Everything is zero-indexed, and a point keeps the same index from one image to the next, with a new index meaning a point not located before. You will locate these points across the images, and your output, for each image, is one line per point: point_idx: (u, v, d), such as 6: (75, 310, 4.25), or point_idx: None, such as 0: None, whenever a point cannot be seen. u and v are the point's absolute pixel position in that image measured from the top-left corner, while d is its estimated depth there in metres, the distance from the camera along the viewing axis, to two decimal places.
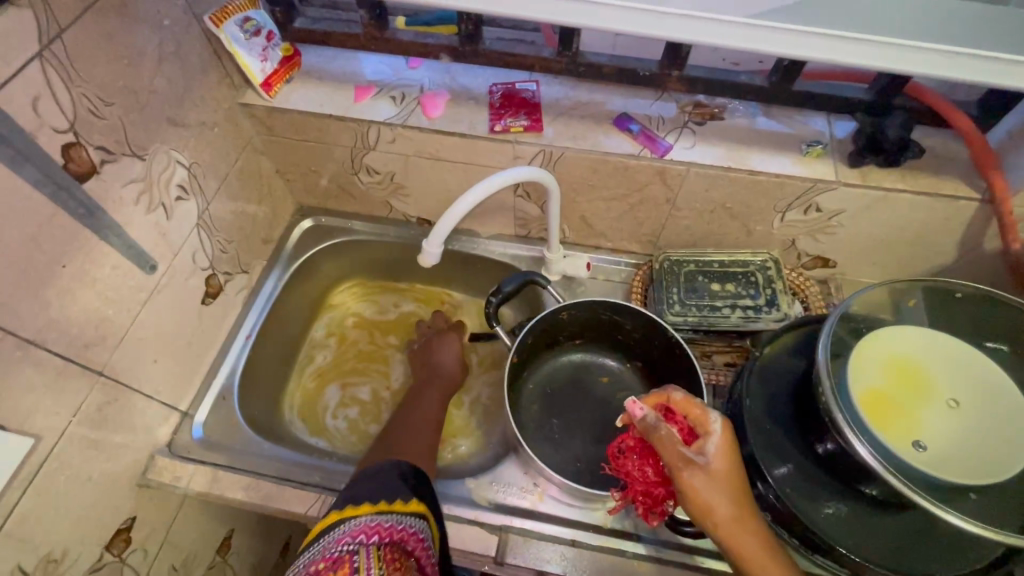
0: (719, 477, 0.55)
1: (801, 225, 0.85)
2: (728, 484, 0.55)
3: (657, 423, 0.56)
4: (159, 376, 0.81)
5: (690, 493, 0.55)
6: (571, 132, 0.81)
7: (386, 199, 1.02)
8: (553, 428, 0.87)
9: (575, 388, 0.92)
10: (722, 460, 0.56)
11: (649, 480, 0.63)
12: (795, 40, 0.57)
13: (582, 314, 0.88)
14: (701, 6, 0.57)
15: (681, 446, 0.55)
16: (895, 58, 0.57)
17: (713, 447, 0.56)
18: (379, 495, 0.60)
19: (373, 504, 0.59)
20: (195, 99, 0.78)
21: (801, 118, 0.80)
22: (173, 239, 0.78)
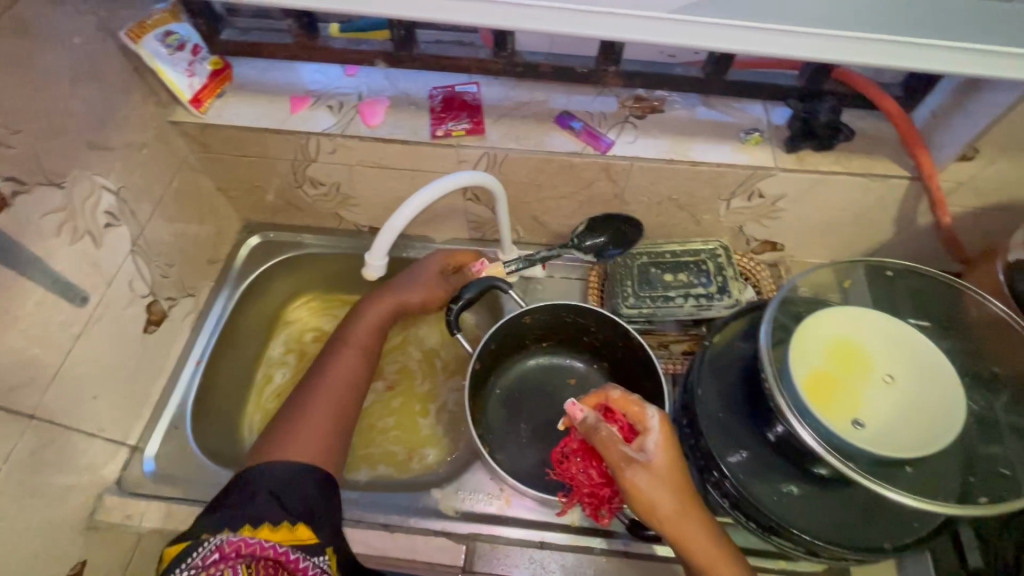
0: (660, 472, 0.56)
1: (746, 212, 0.87)
2: (670, 479, 0.56)
3: (596, 424, 0.58)
4: (101, 412, 0.77)
5: (634, 492, 0.56)
6: (514, 133, 0.81)
7: (335, 210, 1.00)
8: (520, 432, 0.87)
9: (541, 391, 0.91)
10: (664, 456, 0.57)
11: (592, 480, 0.66)
12: (723, 33, 0.58)
13: (547, 317, 0.87)
14: (624, 3, 0.57)
15: (621, 445, 0.57)
16: (817, 46, 0.58)
17: (654, 444, 0.57)
18: (261, 518, 0.62)
19: (252, 527, 0.61)
20: (120, 120, 0.75)
21: (739, 106, 0.81)
22: (105, 269, 0.75)
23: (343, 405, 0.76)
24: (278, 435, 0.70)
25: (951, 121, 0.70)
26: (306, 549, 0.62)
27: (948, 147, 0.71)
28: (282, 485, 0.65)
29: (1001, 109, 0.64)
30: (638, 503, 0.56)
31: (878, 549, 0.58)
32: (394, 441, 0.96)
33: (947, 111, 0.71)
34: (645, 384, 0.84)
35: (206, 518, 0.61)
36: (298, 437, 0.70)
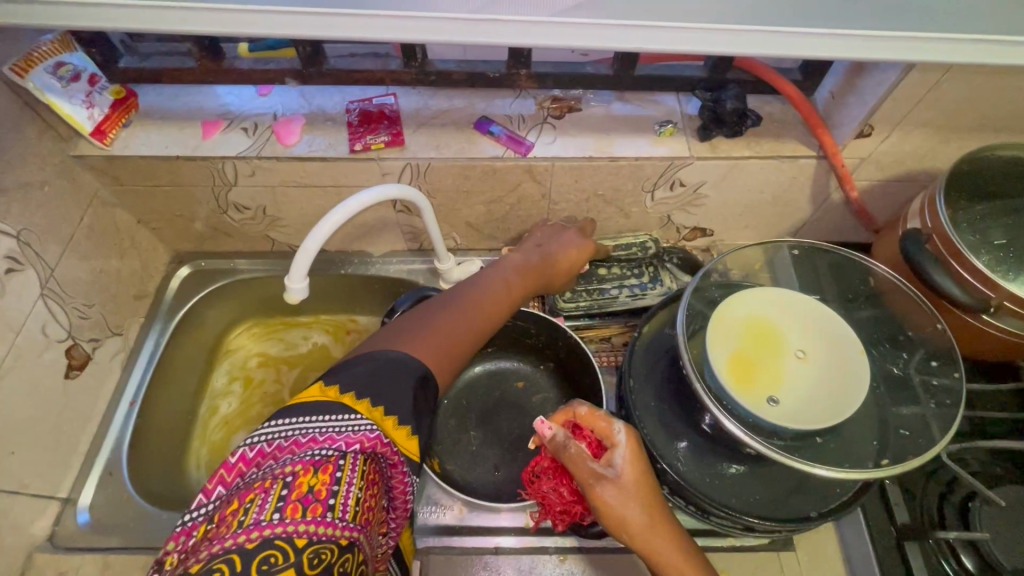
0: (630, 487, 0.55)
1: (671, 202, 0.89)
2: (640, 493, 0.55)
3: (565, 441, 0.56)
4: (22, 467, 0.73)
5: (602, 508, 0.55)
6: (434, 141, 0.81)
7: (264, 232, 0.97)
8: (471, 440, 0.86)
9: (490, 398, 0.90)
10: (632, 471, 0.56)
11: (563, 498, 0.66)
12: (612, 34, 0.57)
13: None
14: (511, 8, 0.56)
15: (589, 460, 0.55)
16: (710, 42, 0.58)
17: (621, 459, 0.56)
18: (391, 406, 0.52)
19: (383, 413, 0.51)
20: (12, 159, 0.71)
21: (653, 99, 0.83)
22: (9, 316, 0.71)
23: (476, 331, 0.64)
24: (400, 334, 0.59)
25: (846, 100, 0.74)
26: (410, 465, 0.53)
27: (847, 125, 0.75)
28: (405, 383, 0.54)
29: (887, 87, 0.68)
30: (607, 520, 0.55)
31: (806, 518, 0.60)
32: None
33: (842, 92, 0.75)
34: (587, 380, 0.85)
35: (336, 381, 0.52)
36: (424, 338, 0.59)
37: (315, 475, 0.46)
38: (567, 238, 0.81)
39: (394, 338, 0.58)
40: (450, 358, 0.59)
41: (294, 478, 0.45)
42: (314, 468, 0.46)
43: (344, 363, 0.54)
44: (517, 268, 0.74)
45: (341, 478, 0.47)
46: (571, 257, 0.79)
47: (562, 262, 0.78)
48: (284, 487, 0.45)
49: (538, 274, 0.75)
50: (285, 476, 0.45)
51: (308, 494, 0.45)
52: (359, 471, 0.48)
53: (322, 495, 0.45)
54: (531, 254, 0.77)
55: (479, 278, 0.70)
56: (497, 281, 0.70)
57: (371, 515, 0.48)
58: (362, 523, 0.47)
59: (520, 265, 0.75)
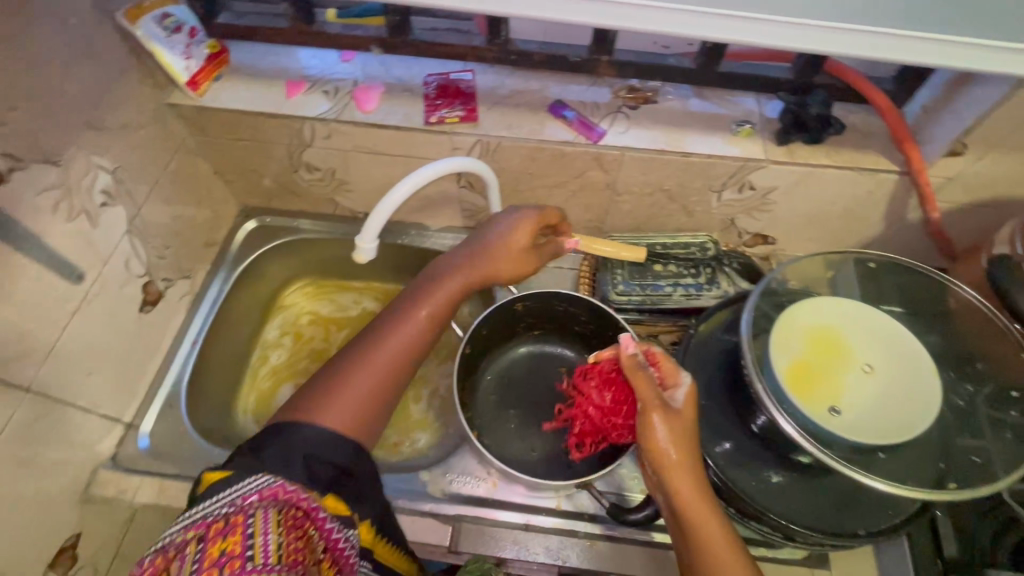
0: (683, 425, 0.56)
1: (737, 204, 0.87)
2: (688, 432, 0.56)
3: (641, 364, 0.58)
4: (96, 389, 0.79)
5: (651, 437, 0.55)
6: (507, 121, 0.81)
7: (330, 195, 1.01)
8: (509, 419, 0.87)
9: (531, 380, 0.91)
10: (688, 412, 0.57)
11: (604, 405, 0.70)
12: (710, 23, 0.57)
13: (537, 306, 0.89)
14: None
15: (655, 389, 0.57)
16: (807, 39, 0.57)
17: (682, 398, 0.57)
18: (297, 467, 0.56)
19: (293, 472, 0.55)
20: (116, 100, 0.75)
21: (732, 98, 0.82)
22: (101, 247, 0.76)
23: (400, 372, 0.66)
24: (323, 387, 0.63)
25: (940, 115, 0.71)
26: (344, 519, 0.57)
27: (936, 142, 0.72)
28: (319, 449, 0.58)
29: (988, 105, 0.65)
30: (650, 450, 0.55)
31: (852, 534, 0.60)
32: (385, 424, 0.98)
33: (938, 106, 0.71)
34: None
35: (241, 456, 0.56)
36: (341, 396, 0.62)
37: (225, 539, 0.50)
38: (509, 235, 0.73)
39: (316, 397, 0.62)
40: (370, 405, 0.63)
41: (206, 547, 0.50)
42: (222, 535, 0.51)
43: (267, 437, 0.58)
44: (444, 286, 0.72)
45: (254, 532, 0.51)
46: (512, 264, 0.74)
47: (500, 269, 0.74)
48: (197, 558, 0.50)
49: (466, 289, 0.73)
50: (198, 548, 0.50)
51: (220, 556, 0.49)
52: (274, 522, 0.52)
53: (236, 552, 0.49)
54: (464, 265, 0.74)
55: (396, 311, 0.70)
56: (413, 311, 0.70)
57: (301, 556, 0.52)
58: (290, 563, 0.50)
59: (450, 279, 0.73)
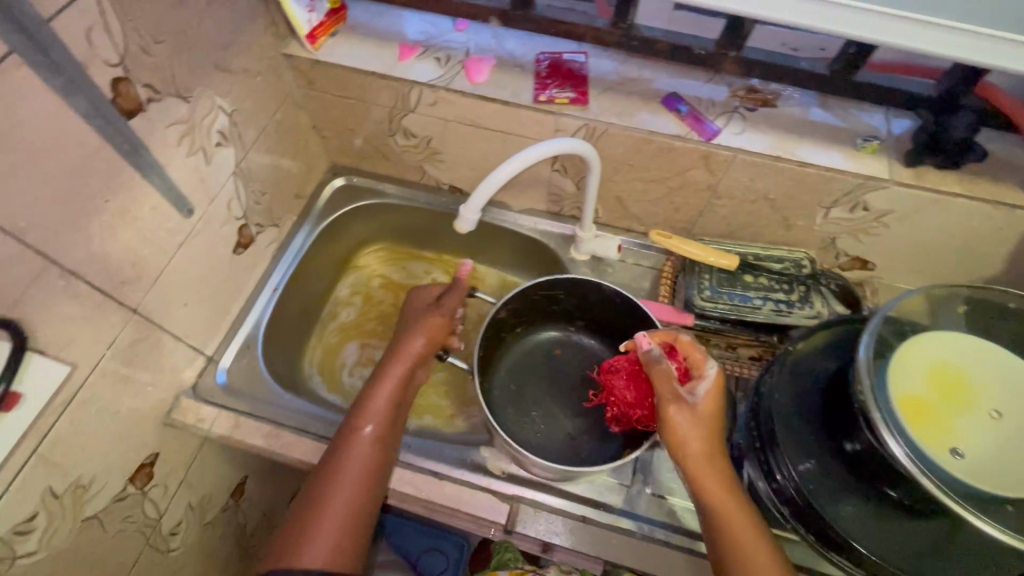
0: (703, 414, 0.64)
1: (844, 224, 0.83)
2: (709, 423, 0.64)
3: (658, 358, 0.66)
4: (188, 320, 0.82)
5: (673, 426, 0.63)
6: (617, 108, 0.79)
7: (420, 163, 1.01)
8: (534, 421, 0.88)
9: (551, 375, 0.93)
10: (709, 403, 0.64)
11: (626, 399, 0.76)
12: (861, 20, 0.55)
13: (517, 302, 0.89)
14: None
15: (674, 384, 0.65)
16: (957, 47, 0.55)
17: (703, 389, 0.64)
18: None
19: None
20: (242, 45, 0.77)
21: (857, 112, 0.78)
22: (211, 185, 0.78)
23: (365, 490, 0.66)
24: (288, 542, 0.62)
25: None
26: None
27: None
28: None
29: None
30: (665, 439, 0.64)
31: None
32: (444, 396, 0.99)
33: None
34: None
35: None
36: (312, 542, 0.61)
37: None
38: (416, 335, 0.80)
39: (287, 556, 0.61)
40: (340, 535, 0.63)
41: None
42: None
43: None
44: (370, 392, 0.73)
45: None
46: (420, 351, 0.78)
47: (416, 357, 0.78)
48: None
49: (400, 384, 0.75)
50: None
51: None
52: None
53: None
54: (386, 366, 0.76)
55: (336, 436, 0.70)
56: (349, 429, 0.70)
57: None
58: None
59: (377, 385, 0.74)
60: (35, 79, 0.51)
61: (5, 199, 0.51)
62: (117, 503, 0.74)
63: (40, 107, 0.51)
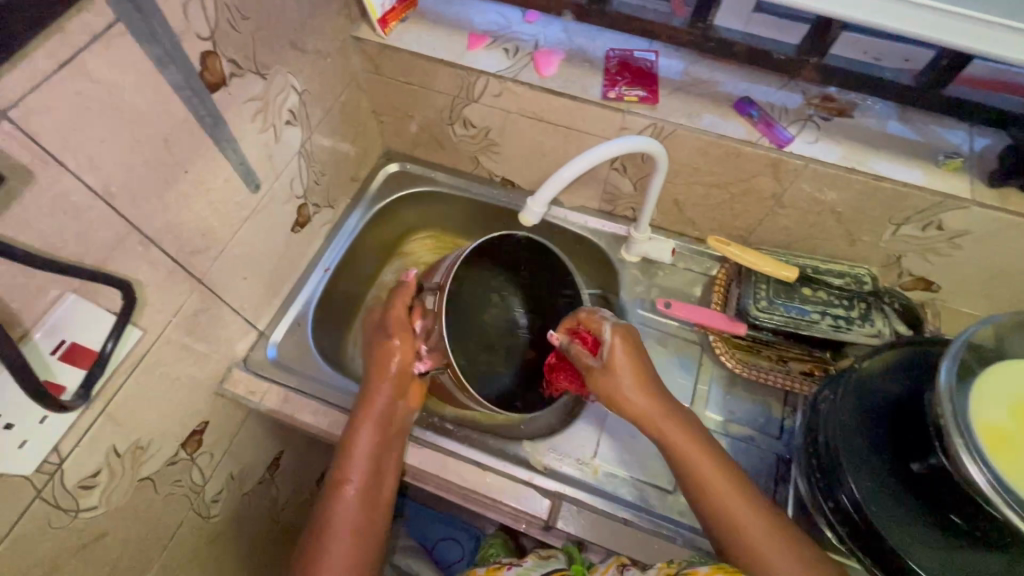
0: (618, 375, 0.70)
1: (914, 242, 0.80)
2: (630, 383, 0.70)
3: (569, 346, 0.75)
4: (246, 294, 0.83)
5: (599, 393, 0.72)
6: (686, 109, 0.78)
7: (475, 153, 1.01)
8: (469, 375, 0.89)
9: (488, 326, 0.92)
10: (620, 364, 0.70)
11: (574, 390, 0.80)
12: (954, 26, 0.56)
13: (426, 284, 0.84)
14: None
15: (584, 357, 0.72)
16: None
17: (607, 351, 0.71)
18: None
19: None
20: (317, 26, 0.78)
21: (937, 127, 0.75)
22: (277, 162, 0.79)
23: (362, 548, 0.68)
24: None
25: None
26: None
27: None
28: None
29: None
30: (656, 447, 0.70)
31: None
32: None
33: None
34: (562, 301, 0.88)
35: None
36: None
37: None
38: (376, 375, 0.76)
39: None
40: None
41: None
42: None
43: None
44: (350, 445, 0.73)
45: None
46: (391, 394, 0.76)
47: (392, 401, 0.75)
48: None
49: (381, 432, 0.74)
50: None
51: None
52: None
53: None
54: (363, 413, 0.74)
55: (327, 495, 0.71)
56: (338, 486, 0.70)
57: None
58: None
59: (358, 434, 0.73)
60: (135, 48, 0.52)
61: (100, 163, 0.52)
62: (170, 466, 0.76)
63: (137, 77, 0.53)
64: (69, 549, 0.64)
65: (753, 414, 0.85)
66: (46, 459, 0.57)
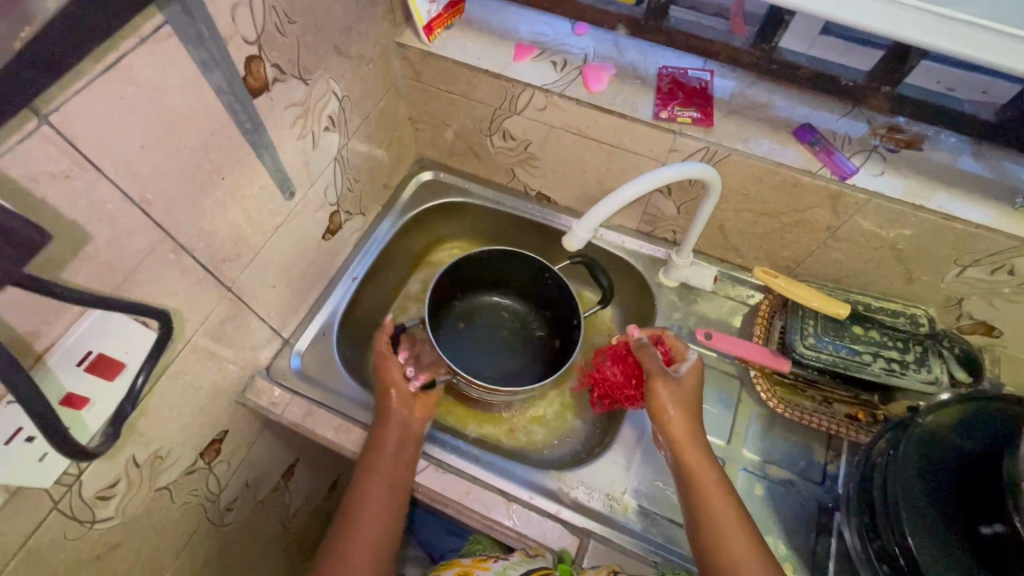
0: (683, 389, 0.70)
1: (979, 285, 0.75)
2: (688, 403, 0.70)
3: (644, 344, 0.75)
4: (274, 301, 0.81)
5: (654, 394, 0.70)
6: (742, 133, 0.74)
7: (512, 166, 0.98)
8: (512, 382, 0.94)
9: (508, 340, 0.99)
10: (689, 381, 0.71)
11: (615, 380, 0.80)
12: None
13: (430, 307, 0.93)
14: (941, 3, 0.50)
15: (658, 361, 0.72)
16: None
17: (686, 369, 0.72)
18: None
19: None
20: (361, 31, 0.76)
21: (1012, 165, 0.70)
22: (313, 169, 0.77)
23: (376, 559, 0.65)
24: None
25: None
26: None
27: None
28: None
29: None
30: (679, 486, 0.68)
31: None
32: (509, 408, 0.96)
33: None
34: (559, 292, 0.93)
35: None
36: None
37: None
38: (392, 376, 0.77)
39: None
40: None
41: None
42: None
43: None
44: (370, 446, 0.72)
45: None
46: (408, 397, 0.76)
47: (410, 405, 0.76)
48: None
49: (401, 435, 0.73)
50: None
51: None
52: None
53: None
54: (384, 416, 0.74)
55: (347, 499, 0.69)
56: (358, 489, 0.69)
57: None
58: None
59: (380, 436, 0.73)
60: (180, 51, 0.50)
61: (138, 169, 0.50)
62: (187, 476, 0.74)
63: (180, 81, 0.51)
64: (82, 560, 0.62)
65: (794, 457, 0.80)
66: (65, 472, 0.55)
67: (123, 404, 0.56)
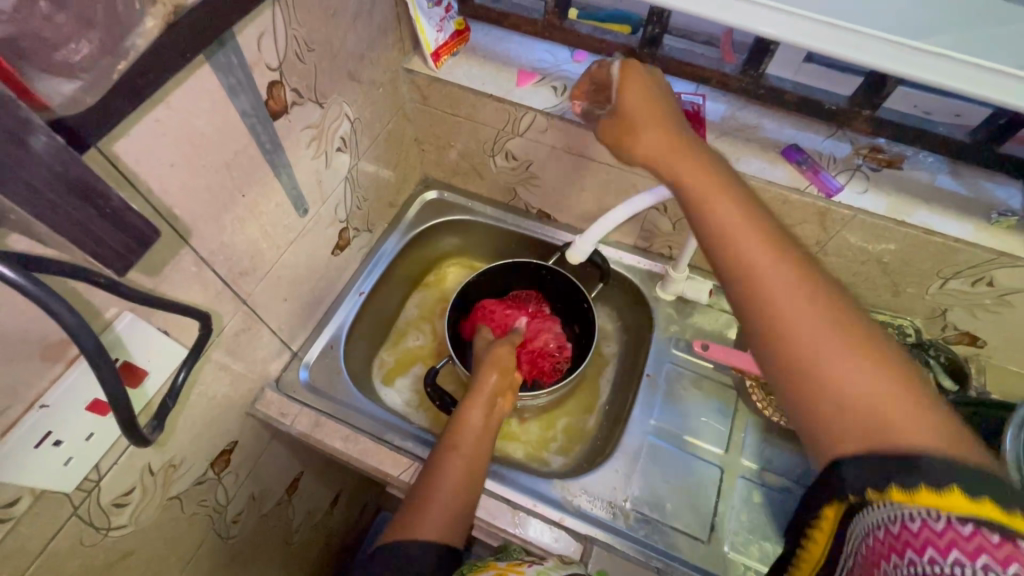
0: (629, 102, 0.58)
1: (962, 296, 0.79)
2: (646, 111, 0.57)
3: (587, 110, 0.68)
4: (285, 314, 0.83)
5: (619, 139, 0.59)
6: (733, 153, 0.78)
7: (514, 185, 1.02)
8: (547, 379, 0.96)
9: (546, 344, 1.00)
10: (631, 102, 0.58)
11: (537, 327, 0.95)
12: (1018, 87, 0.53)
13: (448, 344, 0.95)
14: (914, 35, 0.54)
15: (608, 124, 0.61)
16: None
17: (621, 95, 0.59)
18: None
19: None
20: (372, 58, 0.80)
21: (986, 183, 0.75)
22: (326, 188, 0.81)
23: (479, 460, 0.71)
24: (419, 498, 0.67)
25: None
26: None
27: None
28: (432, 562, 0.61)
29: None
30: (781, 263, 0.47)
31: None
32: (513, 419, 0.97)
33: None
34: (565, 284, 0.97)
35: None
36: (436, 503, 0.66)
37: None
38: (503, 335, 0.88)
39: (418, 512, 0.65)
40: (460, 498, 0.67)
41: None
42: None
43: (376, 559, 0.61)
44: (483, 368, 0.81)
45: None
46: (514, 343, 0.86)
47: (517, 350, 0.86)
48: None
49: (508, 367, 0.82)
50: None
51: None
52: None
53: None
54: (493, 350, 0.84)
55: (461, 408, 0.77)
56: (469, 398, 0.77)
57: None
58: None
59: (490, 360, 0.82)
60: (212, 78, 0.53)
61: (167, 186, 0.53)
62: (198, 486, 0.76)
63: (210, 105, 0.54)
64: (96, 567, 0.63)
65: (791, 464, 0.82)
66: (86, 477, 0.57)
67: (165, 399, 0.56)
